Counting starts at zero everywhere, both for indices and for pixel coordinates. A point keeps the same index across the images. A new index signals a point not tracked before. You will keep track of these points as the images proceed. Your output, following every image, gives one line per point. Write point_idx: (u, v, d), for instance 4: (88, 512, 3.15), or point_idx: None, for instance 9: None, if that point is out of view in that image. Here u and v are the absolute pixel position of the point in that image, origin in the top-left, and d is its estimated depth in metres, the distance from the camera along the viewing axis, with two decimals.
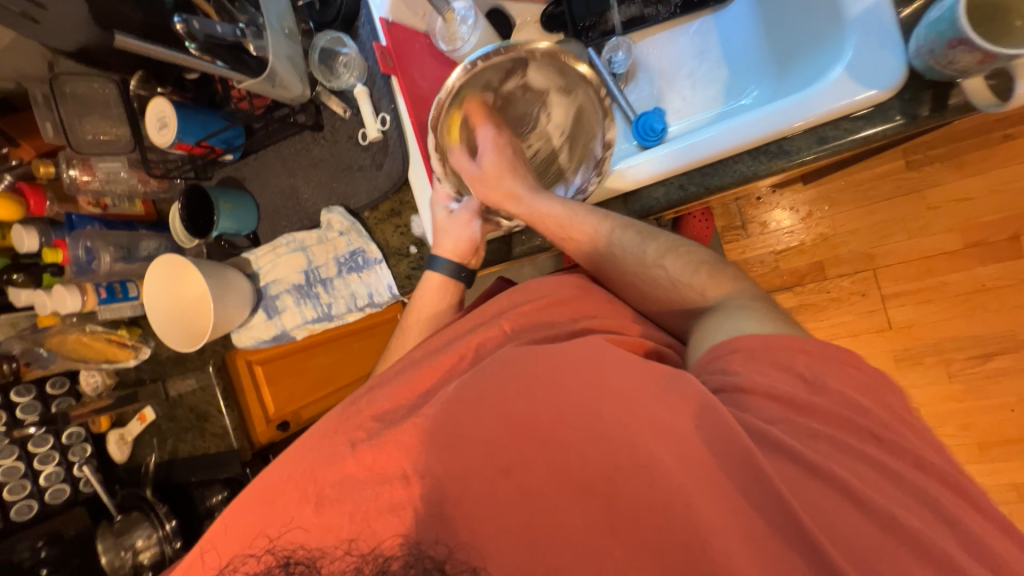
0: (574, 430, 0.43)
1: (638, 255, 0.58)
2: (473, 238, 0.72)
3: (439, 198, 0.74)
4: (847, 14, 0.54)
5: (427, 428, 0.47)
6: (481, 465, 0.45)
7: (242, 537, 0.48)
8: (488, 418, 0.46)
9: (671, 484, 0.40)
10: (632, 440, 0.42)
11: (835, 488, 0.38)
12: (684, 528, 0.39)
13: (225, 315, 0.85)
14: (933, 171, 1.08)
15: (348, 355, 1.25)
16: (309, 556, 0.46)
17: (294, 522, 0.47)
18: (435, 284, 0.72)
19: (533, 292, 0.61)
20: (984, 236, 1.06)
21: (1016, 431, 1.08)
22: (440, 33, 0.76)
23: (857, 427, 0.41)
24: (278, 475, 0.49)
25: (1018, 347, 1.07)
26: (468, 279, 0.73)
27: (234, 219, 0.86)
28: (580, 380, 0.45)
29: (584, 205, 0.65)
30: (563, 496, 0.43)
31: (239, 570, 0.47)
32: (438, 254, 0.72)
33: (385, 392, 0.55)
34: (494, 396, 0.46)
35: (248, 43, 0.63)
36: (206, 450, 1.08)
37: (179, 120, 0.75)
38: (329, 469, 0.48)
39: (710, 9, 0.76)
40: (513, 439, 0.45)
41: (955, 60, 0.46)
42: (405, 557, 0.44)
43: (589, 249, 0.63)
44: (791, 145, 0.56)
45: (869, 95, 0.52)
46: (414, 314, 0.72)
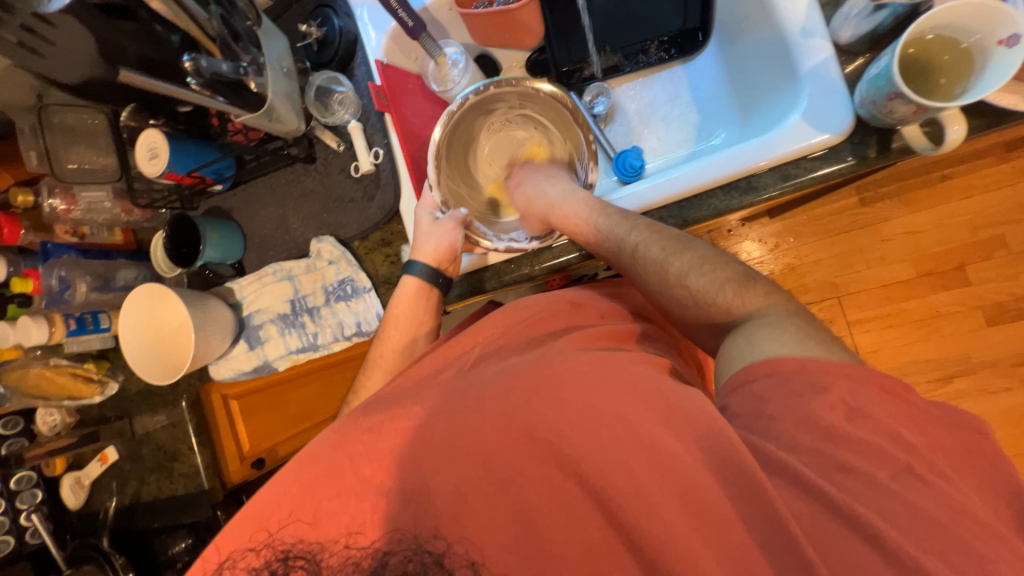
0: (576, 439, 0.44)
1: (661, 273, 0.58)
2: (454, 243, 0.72)
3: (425, 205, 0.75)
4: (802, 68, 0.61)
5: (427, 449, 0.47)
6: (482, 476, 0.45)
7: (243, 531, 0.48)
8: (489, 438, 0.46)
9: (671, 487, 0.41)
10: (630, 457, 0.42)
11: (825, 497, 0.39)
12: (687, 529, 0.40)
13: (205, 345, 0.84)
14: (885, 207, 1.17)
15: (331, 387, 1.18)
16: (308, 550, 0.45)
17: (295, 516, 0.47)
18: (410, 291, 0.72)
19: (527, 315, 0.64)
20: (934, 266, 1.15)
21: (983, 451, 1.13)
22: (433, 75, 0.81)
23: (857, 428, 0.42)
24: (270, 496, 0.48)
25: (973, 369, 1.14)
26: (445, 285, 0.73)
27: (221, 248, 0.86)
28: (576, 399, 0.46)
29: (607, 219, 0.65)
30: (567, 502, 0.43)
31: (239, 565, 0.46)
32: (416, 258, 0.72)
33: (380, 405, 0.54)
34: (495, 406, 0.48)
35: (250, 81, 0.65)
36: (171, 493, 1.02)
37: (171, 152, 0.76)
38: (328, 486, 0.47)
39: (680, 60, 0.83)
40: (514, 459, 0.45)
41: (894, 110, 0.51)
42: (405, 552, 0.43)
43: (616, 259, 0.63)
44: (758, 182, 0.62)
45: (823, 138, 0.58)
46: (394, 324, 0.71)
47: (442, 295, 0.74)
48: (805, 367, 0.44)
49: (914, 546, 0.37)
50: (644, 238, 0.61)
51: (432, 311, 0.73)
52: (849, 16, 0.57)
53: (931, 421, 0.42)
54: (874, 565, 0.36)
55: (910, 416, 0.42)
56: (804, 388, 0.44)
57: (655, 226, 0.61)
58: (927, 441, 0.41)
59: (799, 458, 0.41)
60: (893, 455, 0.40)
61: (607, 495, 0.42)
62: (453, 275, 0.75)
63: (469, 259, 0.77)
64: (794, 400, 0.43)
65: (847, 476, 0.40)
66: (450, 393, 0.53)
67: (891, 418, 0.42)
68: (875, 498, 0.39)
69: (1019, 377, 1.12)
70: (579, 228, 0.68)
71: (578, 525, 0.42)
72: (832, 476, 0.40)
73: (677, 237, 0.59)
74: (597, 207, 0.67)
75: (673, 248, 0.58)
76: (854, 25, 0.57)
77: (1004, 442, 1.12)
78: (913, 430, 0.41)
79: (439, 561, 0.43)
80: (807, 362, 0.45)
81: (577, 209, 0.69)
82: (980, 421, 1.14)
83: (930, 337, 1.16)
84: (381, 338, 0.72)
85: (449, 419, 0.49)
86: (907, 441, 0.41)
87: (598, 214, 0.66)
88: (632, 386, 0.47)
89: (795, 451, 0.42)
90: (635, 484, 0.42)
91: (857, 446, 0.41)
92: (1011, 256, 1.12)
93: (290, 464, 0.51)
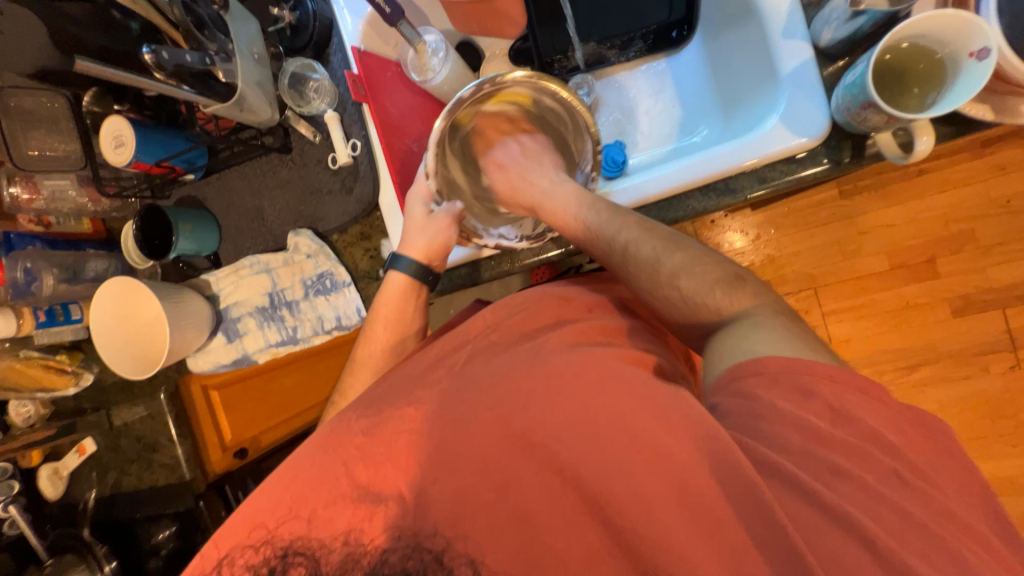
0: (571, 442, 0.44)
1: (651, 273, 0.57)
2: (450, 241, 0.71)
3: (420, 193, 0.73)
4: (781, 71, 0.61)
5: (411, 451, 0.48)
6: (479, 482, 0.45)
7: (239, 529, 0.47)
8: (470, 440, 0.46)
9: (666, 492, 0.41)
10: (611, 461, 0.43)
11: (807, 500, 0.39)
12: (685, 537, 0.39)
13: (183, 341, 0.83)
14: (863, 200, 1.19)
15: (314, 375, 1.17)
16: (308, 546, 0.45)
17: (292, 514, 0.47)
18: (399, 286, 0.71)
19: (514, 309, 0.63)
20: (906, 259, 1.19)
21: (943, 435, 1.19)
22: (412, 64, 0.78)
23: (845, 430, 0.42)
24: (264, 497, 0.48)
25: (938, 358, 1.19)
26: (434, 282, 0.73)
27: (194, 240, 0.83)
28: (556, 401, 0.46)
29: (597, 214, 0.64)
30: (566, 507, 0.43)
31: (238, 562, 0.46)
32: (405, 254, 0.71)
33: (371, 406, 0.53)
34: (488, 411, 0.48)
35: (217, 70, 0.62)
36: (153, 484, 1.01)
37: (139, 141, 0.73)
38: (320, 493, 0.47)
39: (665, 53, 0.82)
40: (495, 461, 0.45)
41: (867, 119, 0.52)
42: (403, 549, 0.44)
43: (605, 256, 0.62)
44: (736, 184, 0.62)
45: (801, 142, 0.58)
46: (381, 322, 0.70)
47: (431, 290, 0.74)
48: (785, 368, 0.46)
49: (907, 551, 0.37)
50: (634, 235, 0.60)
51: (421, 307, 0.73)
52: (830, 20, 0.56)
53: (908, 420, 0.43)
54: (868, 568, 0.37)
55: (893, 417, 0.43)
56: (793, 390, 0.44)
57: (645, 223, 0.60)
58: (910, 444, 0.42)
59: (786, 462, 0.41)
60: (872, 458, 0.41)
61: (605, 500, 0.42)
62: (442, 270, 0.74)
63: (461, 252, 0.76)
64: (769, 404, 0.44)
65: (844, 480, 0.40)
66: (441, 393, 0.52)
67: (879, 419, 0.43)
68: (872, 502, 0.39)
69: (980, 365, 1.17)
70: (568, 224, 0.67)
71: (572, 529, 0.43)
72: (828, 477, 0.40)
73: (667, 235, 0.59)
74: (587, 201, 0.66)
75: (665, 246, 0.58)
76: (833, 29, 0.56)
77: (964, 426, 1.18)
78: (887, 431, 0.42)
79: (438, 559, 0.44)
80: (792, 363, 0.45)
81: (567, 205, 0.68)
82: (942, 406, 1.19)
83: (898, 327, 1.20)
84: (366, 338, 0.72)
85: (446, 421, 0.49)
86: (892, 444, 0.42)
87: (588, 208, 0.65)
88: (627, 385, 0.47)
89: (780, 454, 0.42)
90: (629, 489, 0.42)
91: (848, 449, 0.41)
92: (978, 250, 1.16)
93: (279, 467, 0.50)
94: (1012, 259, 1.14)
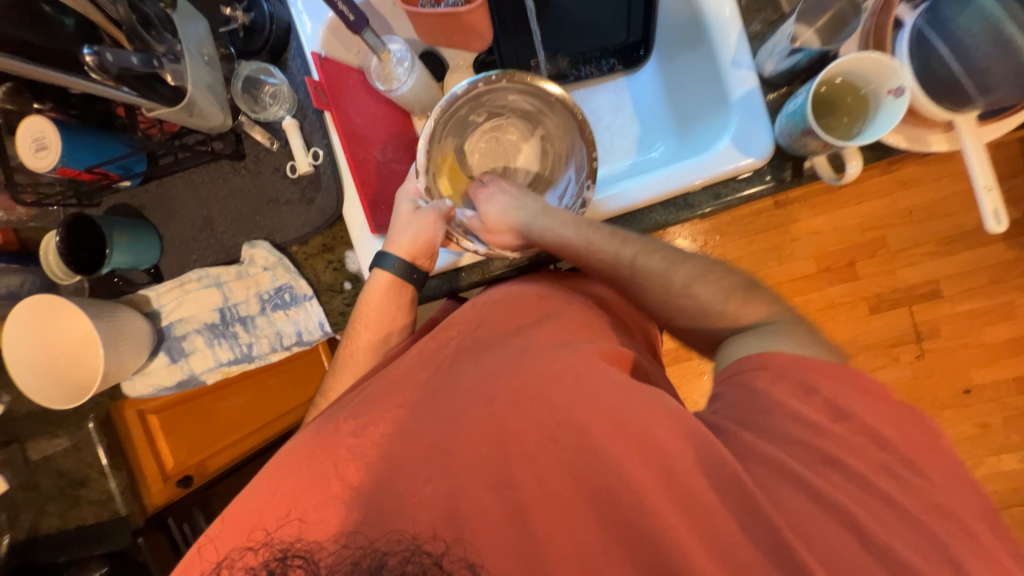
0: (568, 444, 0.45)
1: (663, 285, 0.58)
2: (434, 239, 0.69)
3: (409, 192, 0.73)
4: (732, 96, 0.66)
5: (401, 454, 0.46)
6: (474, 480, 0.44)
7: (238, 530, 0.45)
8: (459, 445, 0.46)
9: (652, 473, 0.43)
10: (601, 459, 0.44)
11: (777, 480, 0.43)
12: (677, 521, 0.42)
13: (118, 363, 0.75)
14: (795, 210, 1.30)
15: (265, 393, 1.13)
16: (307, 548, 0.43)
17: (291, 516, 0.44)
18: (382, 286, 0.69)
19: (491, 307, 0.61)
20: (831, 262, 1.32)
21: None
22: (376, 72, 0.76)
23: (808, 414, 0.46)
24: (250, 500, 0.46)
25: (858, 350, 1.34)
26: (420, 280, 0.71)
27: (131, 253, 0.76)
28: (551, 399, 0.46)
29: (596, 232, 0.63)
30: (560, 502, 0.43)
31: (237, 565, 0.43)
32: (390, 251, 0.69)
33: (355, 409, 0.52)
34: (480, 412, 0.47)
35: (165, 72, 0.59)
36: (78, 523, 0.90)
37: (65, 144, 0.66)
38: (312, 496, 0.45)
39: (623, 72, 0.86)
40: (485, 460, 0.45)
41: (807, 144, 0.58)
42: (403, 553, 0.42)
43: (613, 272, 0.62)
44: (693, 200, 0.67)
45: (749, 162, 0.64)
46: (361, 323, 0.69)
47: (416, 291, 0.71)
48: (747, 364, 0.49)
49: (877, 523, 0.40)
50: (640, 251, 0.61)
51: (405, 306, 0.70)
52: (773, 53, 0.62)
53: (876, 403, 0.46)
54: (836, 539, 0.40)
55: (862, 407, 0.45)
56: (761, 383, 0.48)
57: (648, 240, 0.62)
58: (869, 430, 0.45)
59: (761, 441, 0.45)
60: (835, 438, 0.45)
61: (599, 483, 0.43)
62: (429, 270, 0.72)
63: (445, 257, 0.75)
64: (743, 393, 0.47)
65: (807, 455, 0.44)
66: (427, 399, 0.51)
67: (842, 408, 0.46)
68: (837, 480, 0.43)
69: (894, 356, 1.33)
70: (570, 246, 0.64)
71: (570, 523, 0.43)
72: (798, 459, 0.44)
73: (673, 249, 0.60)
74: (585, 221, 0.64)
75: (675, 259, 0.59)
76: (775, 62, 0.62)
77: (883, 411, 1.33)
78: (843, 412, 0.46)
79: (438, 562, 0.42)
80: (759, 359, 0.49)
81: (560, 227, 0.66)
82: None
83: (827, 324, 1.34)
84: (348, 339, 0.70)
85: (436, 420, 0.48)
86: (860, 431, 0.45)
87: (587, 224, 0.64)
88: (615, 380, 0.48)
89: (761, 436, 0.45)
90: (620, 476, 0.43)
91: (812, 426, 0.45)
92: (890, 253, 1.30)
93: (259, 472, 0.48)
94: (917, 262, 1.29)
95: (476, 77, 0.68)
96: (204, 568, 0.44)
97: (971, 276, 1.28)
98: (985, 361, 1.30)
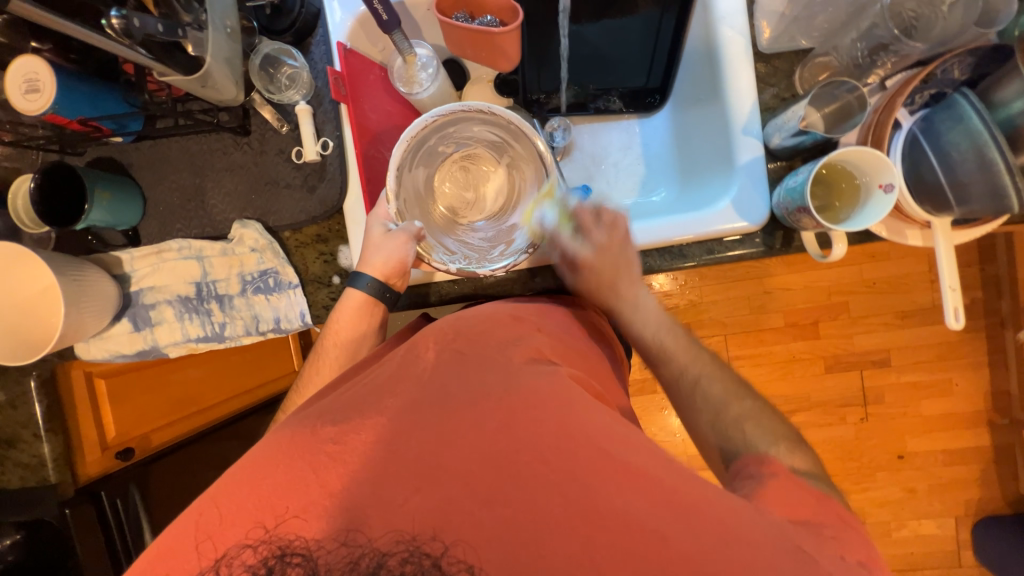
0: (564, 480, 0.44)
1: (717, 410, 0.61)
2: (405, 259, 0.67)
3: (378, 214, 0.70)
4: (738, 160, 0.69)
5: (394, 462, 0.46)
6: (464, 498, 0.44)
7: (239, 524, 0.44)
8: (457, 464, 0.45)
9: (642, 517, 0.43)
10: (595, 495, 0.44)
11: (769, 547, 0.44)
12: (677, 553, 0.42)
13: (77, 323, 0.71)
14: (770, 266, 1.37)
15: (224, 370, 1.09)
16: (305, 547, 0.42)
17: (293, 512, 0.44)
18: (354, 304, 0.69)
19: (477, 319, 0.61)
20: (798, 319, 1.39)
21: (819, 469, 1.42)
22: (399, 73, 0.75)
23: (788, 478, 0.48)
24: (232, 498, 0.44)
25: (808, 406, 1.41)
26: (392, 300, 0.70)
27: (111, 212, 0.72)
28: (550, 435, 0.46)
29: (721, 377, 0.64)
30: (552, 534, 0.43)
31: (234, 566, 0.42)
32: (363, 271, 0.68)
33: (337, 411, 0.51)
34: (478, 432, 0.47)
35: (187, 42, 0.58)
36: (2, 484, 0.83)
37: (59, 91, 0.62)
38: (300, 497, 0.44)
39: (637, 114, 0.90)
40: (482, 483, 0.44)
41: (802, 221, 0.62)
42: (402, 554, 0.42)
43: (713, 426, 0.60)
44: (687, 250, 0.70)
45: (743, 226, 0.67)
46: (332, 339, 0.68)
47: (387, 309, 0.71)
48: None
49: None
50: (706, 371, 0.65)
51: (375, 325, 0.70)
52: (781, 129, 0.66)
53: None
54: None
55: None
56: None
57: (716, 362, 0.66)
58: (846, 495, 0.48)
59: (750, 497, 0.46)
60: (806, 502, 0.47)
61: (587, 520, 0.43)
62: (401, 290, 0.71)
63: (417, 271, 0.74)
64: None
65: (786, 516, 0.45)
66: (419, 410, 0.49)
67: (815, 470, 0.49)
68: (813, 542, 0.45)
69: (841, 415, 1.41)
70: (644, 339, 0.70)
71: (563, 559, 0.42)
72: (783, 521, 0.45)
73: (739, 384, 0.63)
74: (709, 360, 0.66)
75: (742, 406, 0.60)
76: (782, 137, 0.66)
77: (822, 465, 1.41)
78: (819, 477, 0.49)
79: (437, 563, 0.41)
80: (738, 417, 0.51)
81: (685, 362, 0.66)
82: (808, 447, 1.41)
83: (785, 376, 1.41)
84: (316, 355, 0.70)
85: (430, 432, 0.47)
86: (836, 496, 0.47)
87: (709, 366, 0.65)
88: (604, 424, 0.49)
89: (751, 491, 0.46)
90: (612, 516, 0.43)
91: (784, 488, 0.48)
92: (851, 319, 1.38)
93: (239, 459, 0.48)
94: (874, 331, 1.38)
95: (437, 111, 0.67)
96: (201, 566, 0.42)
97: (920, 350, 1.38)
98: (919, 433, 1.40)
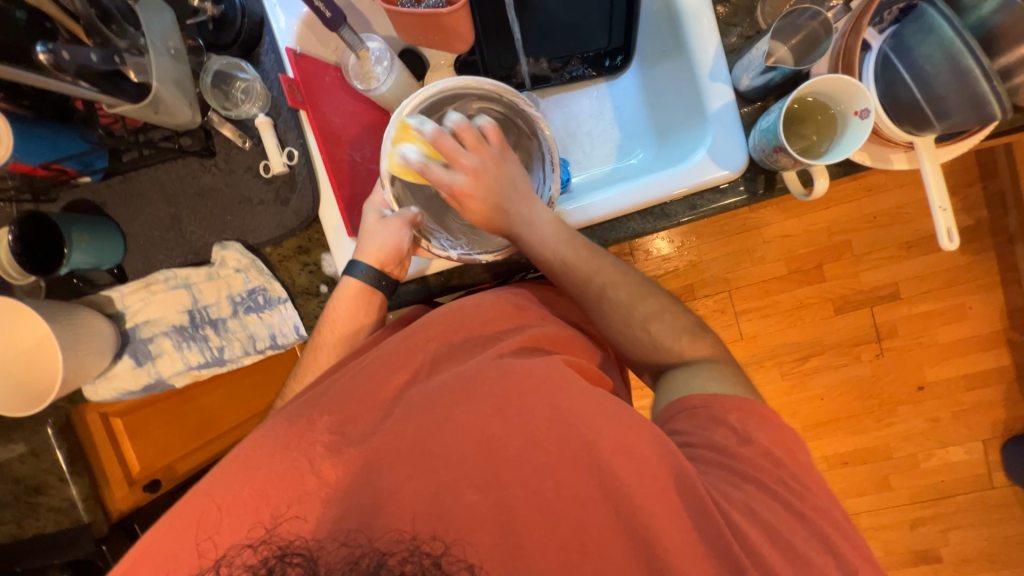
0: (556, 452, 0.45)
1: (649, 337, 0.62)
2: (400, 246, 0.67)
3: (375, 202, 0.71)
4: (710, 108, 0.67)
5: (388, 460, 0.46)
6: (460, 486, 0.44)
7: (238, 521, 0.43)
8: (450, 453, 0.45)
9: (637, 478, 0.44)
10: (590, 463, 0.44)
11: None
12: None
13: (77, 365, 0.71)
14: (765, 214, 1.35)
15: (237, 393, 1.06)
16: (307, 548, 0.42)
17: (292, 512, 0.44)
18: (351, 293, 0.68)
19: (473, 310, 0.59)
20: (801, 263, 1.37)
21: (838, 411, 1.41)
22: (354, 71, 0.73)
23: None
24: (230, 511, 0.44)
25: (822, 349, 1.40)
26: (390, 288, 0.70)
27: (92, 253, 0.72)
28: (540, 411, 0.47)
29: (626, 282, 0.64)
30: (549, 504, 0.44)
31: (235, 564, 0.42)
32: (359, 259, 0.68)
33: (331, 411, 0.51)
34: (468, 419, 0.47)
35: (128, 69, 0.58)
36: (36, 531, 0.85)
37: (16, 140, 0.62)
38: (300, 502, 0.44)
39: (605, 78, 0.87)
40: (475, 470, 0.45)
41: (778, 160, 0.60)
42: (402, 553, 0.42)
43: (649, 352, 0.62)
44: (670, 210, 0.69)
45: (724, 175, 0.65)
46: (329, 327, 0.68)
47: (386, 297, 0.70)
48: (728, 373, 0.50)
49: None
50: (609, 278, 0.63)
51: (375, 310, 0.69)
52: (747, 69, 0.64)
53: None
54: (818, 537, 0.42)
55: None
56: None
57: (618, 267, 0.64)
58: None
59: None
60: None
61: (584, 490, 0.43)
62: (400, 276, 0.71)
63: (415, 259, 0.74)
64: None
65: None
66: (409, 403, 0.50)
67: None
68: None
69: (856, 354, 1.39)
70: (541, 254, 0.64)
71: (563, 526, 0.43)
72: None
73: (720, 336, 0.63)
74: (609, 265, 0.64)
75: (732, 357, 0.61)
76: (751, 77, 0.65)
77: (841, 406, 1.41)
78: None
79: (438, 563, 0.42)
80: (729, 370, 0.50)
81: (590, 273, 0.63)
82: (825, 390, 1.41)
83: (795, 323, 1.39)
84: (314, 344, 0.69)
85: (420, 425, 0.47)
86: None
87: (621, 275, 0.64)
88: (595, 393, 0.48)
89: None
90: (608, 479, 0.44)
91: None
92: (855, 257, 1.35)
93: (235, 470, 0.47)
94: (880, 265, 1.35)
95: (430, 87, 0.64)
96: (201, 565, 0.42)
97: (929, 278, 1.35)
98: (936, 362, 1.38)
